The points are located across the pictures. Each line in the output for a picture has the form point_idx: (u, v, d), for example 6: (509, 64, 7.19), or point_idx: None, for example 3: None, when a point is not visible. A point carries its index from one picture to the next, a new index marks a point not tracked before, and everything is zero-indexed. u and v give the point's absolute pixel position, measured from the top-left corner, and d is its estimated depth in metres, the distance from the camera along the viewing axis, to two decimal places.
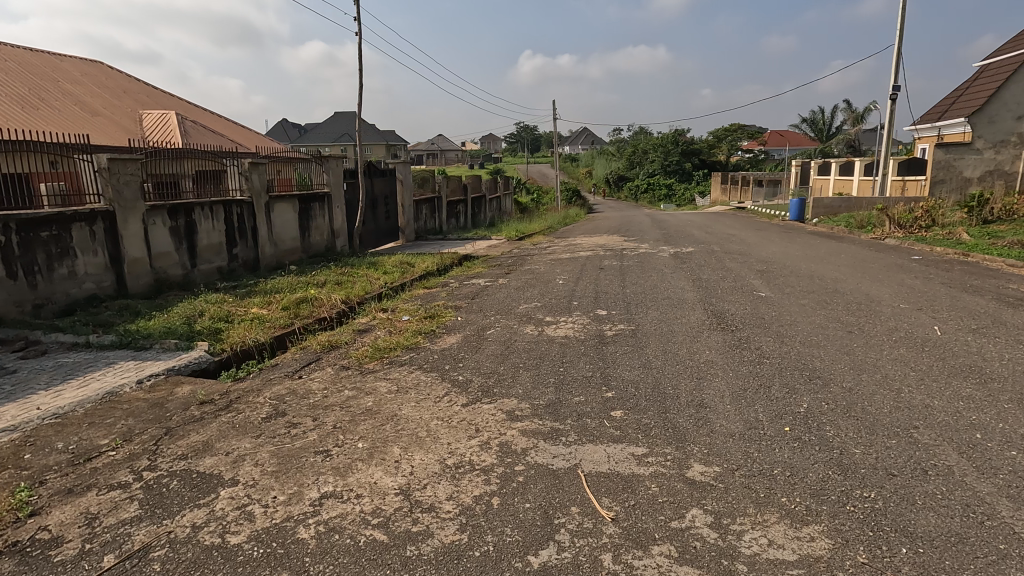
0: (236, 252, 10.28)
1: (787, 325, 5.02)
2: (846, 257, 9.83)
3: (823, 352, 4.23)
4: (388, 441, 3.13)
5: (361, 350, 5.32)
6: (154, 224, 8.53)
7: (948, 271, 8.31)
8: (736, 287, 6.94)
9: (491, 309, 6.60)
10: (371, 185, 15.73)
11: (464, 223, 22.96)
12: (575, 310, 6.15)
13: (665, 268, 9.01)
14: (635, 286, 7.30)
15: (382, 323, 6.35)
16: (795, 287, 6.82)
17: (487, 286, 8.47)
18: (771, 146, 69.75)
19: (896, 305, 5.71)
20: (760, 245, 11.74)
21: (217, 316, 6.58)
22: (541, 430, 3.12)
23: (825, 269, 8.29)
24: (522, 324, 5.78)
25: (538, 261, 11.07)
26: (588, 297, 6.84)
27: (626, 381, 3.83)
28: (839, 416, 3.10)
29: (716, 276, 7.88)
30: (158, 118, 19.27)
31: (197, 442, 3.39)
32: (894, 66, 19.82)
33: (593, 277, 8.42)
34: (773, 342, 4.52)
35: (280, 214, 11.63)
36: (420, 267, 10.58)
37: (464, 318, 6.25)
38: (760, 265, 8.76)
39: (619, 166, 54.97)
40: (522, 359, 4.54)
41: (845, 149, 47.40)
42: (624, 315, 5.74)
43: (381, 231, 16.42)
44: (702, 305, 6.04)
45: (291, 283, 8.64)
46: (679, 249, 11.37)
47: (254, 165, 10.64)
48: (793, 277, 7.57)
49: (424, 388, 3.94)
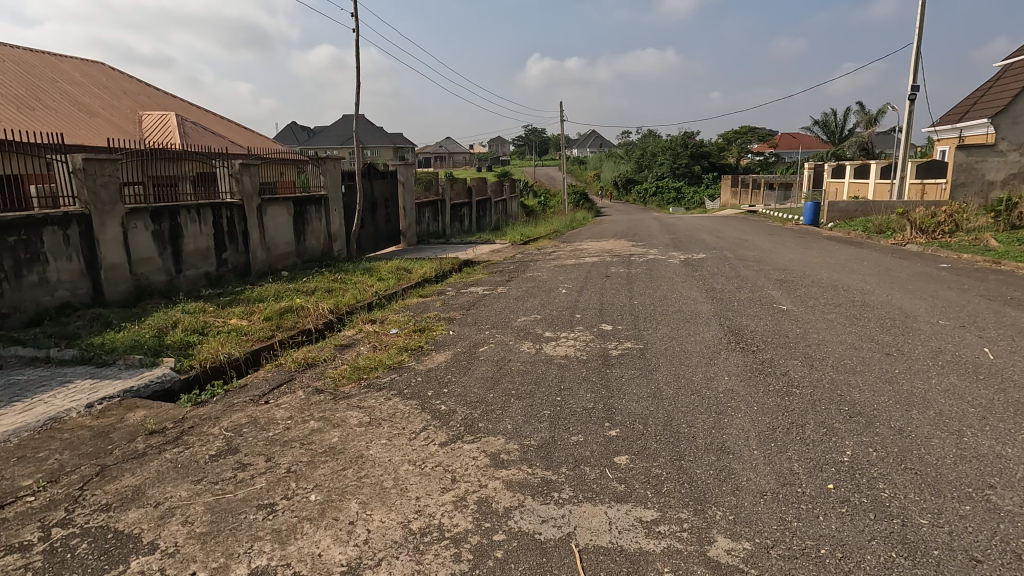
0: (225, 256, 9.83)
1: (815, 346, 4.46)
2: (869, 265, 9.22)
3: (861, 380, 3.67)
4: (346, 494, 2.61)
5: (339, 369, 4.80)
6: (135, 228, 8.09)
7: (982, 281, 7.71)
8: (754, 299, 6.39)
9: (487, 321, 6.08)
10: (370, 188, 15.29)
11: (469, 226, 22.54)
12: (577, 325, 5.61)
13: (676, 276, 8.44)
14: (644, 298, 6.76)
15: (367, 337, 5.85)
16: (818, 300, 6.25)
17: (486, 294, 7.96)
18: (782, 150, 68.86)
19: (935, 322, 5.15)
20: (776, 252, 11.14)
21: (191, 328, 6.09)
22: (530, 482, 2.59)
23: (849, 278, 7.71)
24: (519, 341, 5.25)
25: (542, 268, 10.56)
26: (593, 309, 6.30)
27: (632, 415, 3.28)
28: (894, 469, 2.54)
29: (731, 286, 7.32)
30: (157, 118, 19.00)
31: (126, 489, 2.89)
32: (913, 64, 19.16)
33: (599, 286, 7.88)
34: (800, 367, 3.97)
35: (273, 217, 11.18)
36: (417, 273, 10.12)
37: (457, 333, 5.73)
38: (777, 273, 8.19)
39: (627, 168, 54.33)
40: (516, 384, 4.00)
41: (859, 152, 46.51)
42: (631, 332, 5.20)
43: (381, 235, 15.98)
44: (718, 320, 5.48)
45: (278, 291, 8.16)
46: (690, 255, 10.81)
47: (246, 167, 10.20)
48: (815, 287, 7.01)
49: (399, 422, 3.41)
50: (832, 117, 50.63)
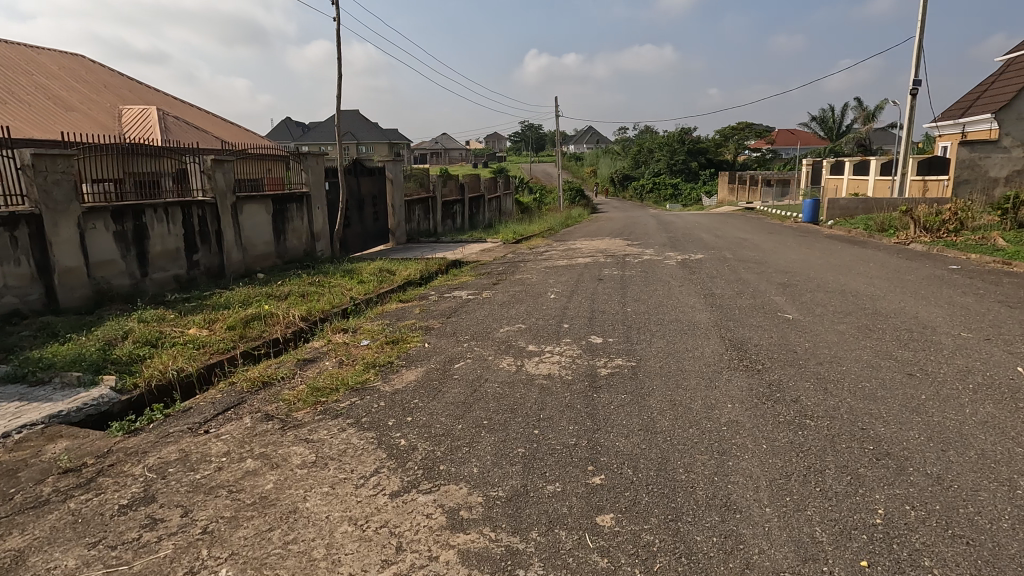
0: (196, 258, 9.31)
1: (828, 365, 3.98)
2: (876, 267, 8.75)
3: (885, 410, 3.19)
4: (264, 569, 2.11)
5: (296, 390, 4.29)
6: (94, 229, 7.57)
7: (997, 284, 7.28)
8: (757, 307, 5.91)
9: (467, 332, 5.58)
10: (357, 185, 14.76)
11: (462, 224, 22.03)
12: (564, 337, 5.10)
13: (672, 280, 7.94)
14: (638, 304, 6.27)
15: (335, 351, 5.35)
16: (826, 307, 5.76)
17: (470, 299, 7.46)
18: (779, 147, 68.49)
19: (956, 335, 4.67)
20: (777, 252, 10.68)
21: (143, 340, 5.58)
22: (491, 555, 2.10)
23: (857, 282, 7.24)
24: (500, 356, 4.75)
25: (532, 269, 10.06)
26: (582, 318, 5.80)
27: (620, 455, 2.79)
28: (941, 538, 2.05)
29: (731, 291, 6.83)
30: (137, 113, 18.38)
31: (4, 555, 2.38)
32: (915, 58, 18.71)
33: (590, 290, 7.40)
34: (814, 393, 3.48)
35: (250, 216, 10.65)
36: (400, 276, 9.63)
37: (432, 346, 5.23)
38: (779, 276, 7.71)
39: (624, 165, 53.81)
40: (489, 411, 3.50)
41: (856, 148, 46.18)
42: (622, 346, 4.71)
43: (368, 234, 15.46)
44: (718, 332, 4.98)
45: (248, 297, 7.64)
46: (687, 256, 10.34)
47: (219, 163, 9.64)
48: (822, 293, 6.54)
49: (347, 463, 2.91)
50: (830, 113, 50.12)
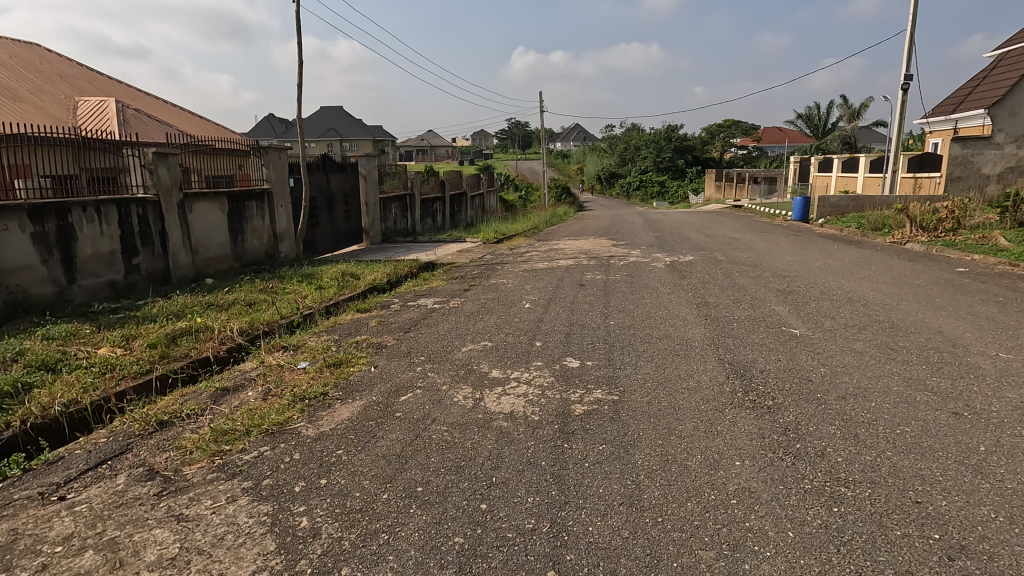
0: (136, 261, 8.38)
1: (852, 399, 3.26)
2: (879, 270, 8.10)
3: (940, 471, 2.44)
4: None
5: (199, 433, 3.46)
6: (6, 230, 6.65)
7: (1013, 289, 6.64)
8: (757, 319, 5.18)
9: (424, 352, 4.78)
10: (325, 182, 13.85)
11: (442, 222, 21.16)
12: (535, 360, 4.31)
13: (660, 285, 7.19)
14: (624, 316, 5.52)
15: (264, 376, 4.50)
16: (835, 320, 5.04)
17: (436, 308, 6.67)
18: (766, 145, 68.41)
19: (993, 356, 3.97)
20: (772, 253, 10.03)
21: (39, 363, 4.70)
22: None
23: (862, 287, 6.57)
24: (458, 385, 3.95)
25: (508, 272, 9.28)
26: (558, 334, 5.02)
27: (595, 552, 2.02)
28: None
29: (728, 299, 6.11)
30: (94, 105, 17.25)
31: None
32: (908, 51, 18.19)
33: (569, 298, 6.64)
34: (844, 444, 2.72)
35: (201, 214, 9.73)
36: (364, 280, 8.82)
37: (380, 370, 4.42)
38: (778, 282, 7.01)
39: (611, 162, 53.20)
40: (430, 471, 2.70)
41: (842, 146, 46.15)
42: (602, 371, 3.93)
43: (340, 233, 14.57)
44: (715, 353, 4.23)
45: (185, 307, 6.76)
46: (676, 257, 9.66)
47: (162, 156, 8.72)
48: (826, 301, 5.86)
49: (218, 562, 2.11)
50: (815, 110, 49.89)
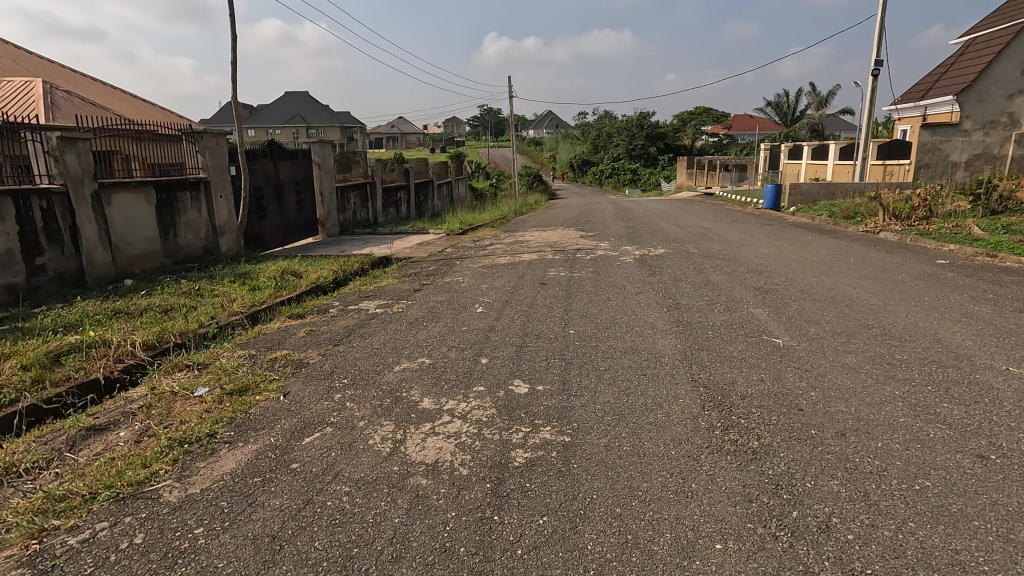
0: (40, 261, 7.38)
1: (854, 438, 2.66)
2: (857, 263, 7.66)
3: (988, 559, 1.83)
4: None
5: (30, 498, 2.65)
6: None
7: (1001, 285, 6.19)
8: (735, 327, 4.57)
9: (350, 373, 4.04)
10: (273, 170, 12.82)
11: (406, 212, 20.22)
12: (476, 385, 3.61)
13: (629, 283, 6.57)
14: (586, 323, 4.85)
15: (146, 409, 3.69)
16: (821, 326, 4.47)
17: (378, 313, 5.91)
18: (736, 133, 68.85)
19: (1004, 373, 3.42)
20: (746, 245, 9.54)
21: None
22: None
23: (845, 285, 6.04)
24: (378, 421, 3.21)
25: (466, 269, 8.54)
26: (509, 347, 4.32)
27: None
28: None
29: (701, 300, 5.49)
30: (17, 86, 15.76)
31: None
32: (879, 36, 17.91)
33: (527, 300, 5.97)
34: (855, 511, 2.10)
35: (122, 206, 8.70)
36: (306, 280, 7.97)
37: (289, 399, 3.65)
38: (754, 279, 6.45)
39: (583, 150, 52.62)
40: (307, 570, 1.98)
41: (810, 134, 46.56)
42: (554, 402, 3.24)
43: (291, 225, 13.57)
44: (687, 372, 3.59)
45: (83, 316, 5.83)
46: (647, 250, 9.07)
47: (70, 141, 7.70)
48: (808, 302, 5.31)
49: None
50: (785, 98, 50.00)
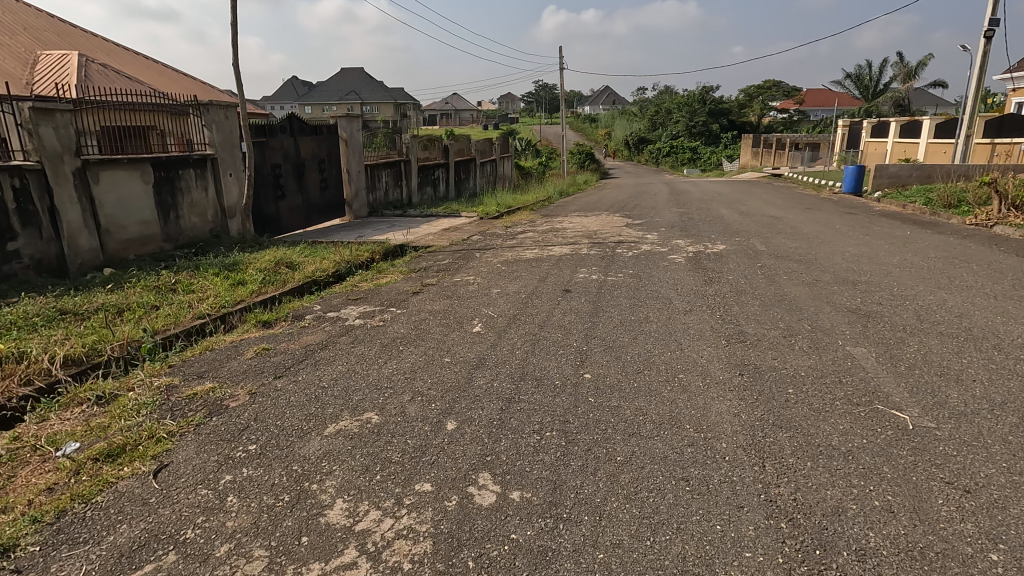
0: (13, 247, 6.62)
1: None
2: (985, 272, 5.84)
3: None
4: None
5: None
6: None
7: None
8: (830, 384, 3.08)
9: (269, 435, 2.87)
10: (292, 147, 11.90)
11: (444, 191, 19.07)
12: (422, 479, 2.36)
13: (676, 294, 5.13)
14: (610, 364, 3.48)
15: None
16: (966, 392, 2.93)
17: (355, 325, 4.77)
18: (807, 108, 63.57)
19: None
20: (829, 242, 7.79)
21: None
22: None
23: (974, 309, 4.38)
24: (251, 549, 2.02)
25: (483, 264, 7.28)
26: (493, 403, 3.02)
27: None
28: None
29: (774, 330, 3.99)
30: (55, 58, 15.45)
31: None
32: None
33: (538, 316, 4.63)
34: None
35: (112, 185, 7.90)
36: (300, 273, 6.95)
37: (158, 482, 2.51)
38: (846, 295, 4.85)
39: (640, 127, 49.87)
40: None
41: (894, 109, 41.94)
42: (529, 538, 1.95)
43: (313, 206, 12.70)
44: (761, 481, 2.20)
45: (20, 318, 4.93)
46: (703, 246, 7.52)
47: (46, 112, 6.87)
48: (931, 341, 3.70)
49: None
50: (866, 69, 45.26)
